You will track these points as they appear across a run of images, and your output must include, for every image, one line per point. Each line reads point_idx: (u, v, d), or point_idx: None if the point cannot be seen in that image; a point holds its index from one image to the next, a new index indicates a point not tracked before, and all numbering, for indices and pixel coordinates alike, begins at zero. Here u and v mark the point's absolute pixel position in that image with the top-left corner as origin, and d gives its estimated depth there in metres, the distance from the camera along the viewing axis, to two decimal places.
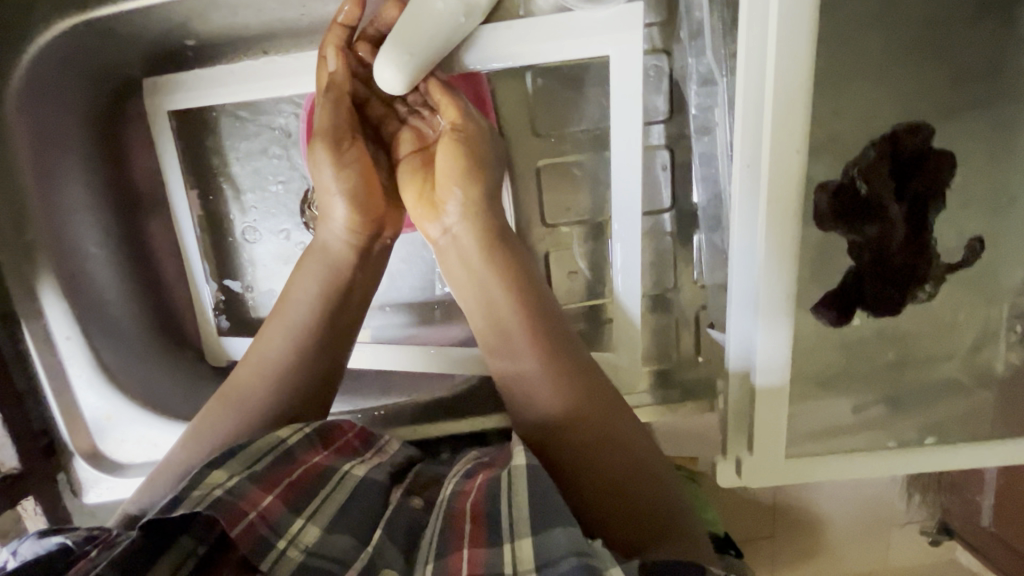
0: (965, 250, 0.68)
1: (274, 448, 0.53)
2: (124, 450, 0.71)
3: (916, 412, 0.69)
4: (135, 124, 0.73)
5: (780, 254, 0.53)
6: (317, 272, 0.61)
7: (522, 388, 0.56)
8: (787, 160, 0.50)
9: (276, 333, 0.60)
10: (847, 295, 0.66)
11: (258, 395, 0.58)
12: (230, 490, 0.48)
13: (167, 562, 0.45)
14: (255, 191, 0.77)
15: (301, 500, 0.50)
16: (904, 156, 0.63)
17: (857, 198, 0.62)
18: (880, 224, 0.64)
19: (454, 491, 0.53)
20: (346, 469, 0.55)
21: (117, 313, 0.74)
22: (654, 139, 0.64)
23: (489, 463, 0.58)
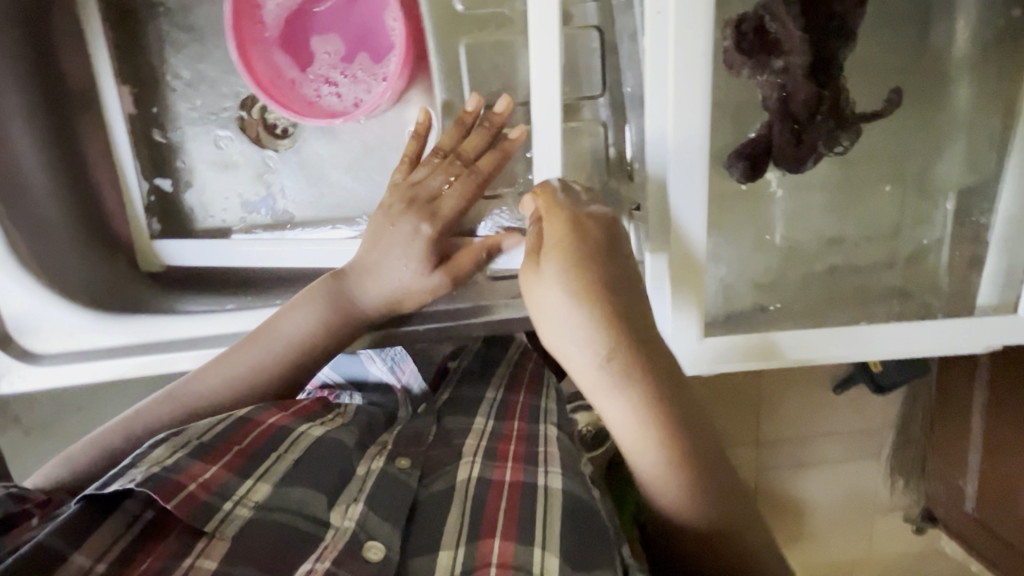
0: (882, 102, 0.62)
1: (225, 421, 0.59)
2: (43, 341, 0.69)
3: (858, 315, 0.67)
4: (65, 13, 0.72)
5: (692, 110, 0.51)
6: (321, 300, 0.66)
7: (626, 459, 0.53)
8: (694, 6, 0.48)
9: (269, 341, 0.66)
10: (765, 149, 0.56)
11: (244, 373, 0.65)
12: (170, 467, 0.52)
13: (113, 524, 0.49)
14: (186, 86, 0.76)
15: (249, 463, 0.55)
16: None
17: (763, 32, 0.52)
18: (789, 58, 0.53)
19: (478, 480, 0.58)
20: (301, 429, 0.61)
21: (40, 206, 0.72)
22: (584, 18, 0.63)
23: (501, 445, 0.64)
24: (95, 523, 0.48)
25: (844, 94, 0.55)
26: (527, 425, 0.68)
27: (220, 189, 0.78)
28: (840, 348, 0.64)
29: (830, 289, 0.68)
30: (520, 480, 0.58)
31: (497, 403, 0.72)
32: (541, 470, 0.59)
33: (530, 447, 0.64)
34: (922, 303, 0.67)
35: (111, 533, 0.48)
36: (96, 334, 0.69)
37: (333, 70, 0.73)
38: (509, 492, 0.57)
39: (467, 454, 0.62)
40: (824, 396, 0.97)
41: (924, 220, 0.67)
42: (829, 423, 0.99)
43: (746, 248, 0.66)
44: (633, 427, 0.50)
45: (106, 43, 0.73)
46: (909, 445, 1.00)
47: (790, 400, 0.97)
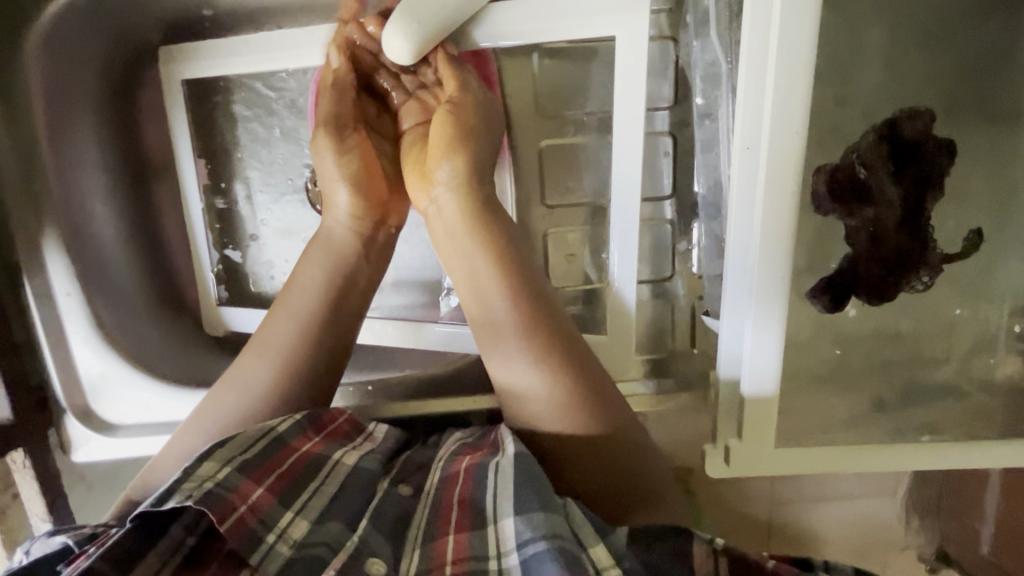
0: (961, 239, 0.65)
1: (266, 438, 0.54)
2: (117, 410, 0.71)
3: (912, 410, 0.68)
4: (149, 93, 0.74)
5: (776, 235, 0.52)
6: (320, 261, 0.62)
7: (520, 393, 0.58)
8: (786, 142, 0.49)
9: (287, 309, 0.61)
10: (845, 280, 0.60)
11: (261, 377, 0.60)
12: (221, 484, 0.49)
13: (157, 553, 0.47)
14: (258, 163, 0.77)
15: (290, 493, 0.52)
16: (905, 141, 0.58)
17: (855, 181, 0.57)
18: (877, 205, 0.58)
19: (441, 479, 0.57)
20: (336, 458, 0.56)
21: (118, 278, 0.74)
22: (658, 125, 0.65)
23: (469, 448, 0.61)
24: (144, 546, 0.47)
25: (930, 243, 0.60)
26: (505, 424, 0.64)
27: (284, 256, 0.79)
28: (906, 454, 0.64)
29: (887, 385, 0.69)
30: (475, 462, 0.57)
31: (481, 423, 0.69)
32: (501, 454, 0.57)
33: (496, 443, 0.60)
34: (978, 404, 0.68)
35: (155, 563, 0.47)
36: (170, 407, 0.72)
37: None
38: (465, 475, 0.56)
39: (439, 458, 0.61)
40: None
41: (979, 321, 0.69)
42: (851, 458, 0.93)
43: (805, 346, 0.67)
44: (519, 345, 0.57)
45: (185, 120, 0.74)
46: (925, 486, 0.94)
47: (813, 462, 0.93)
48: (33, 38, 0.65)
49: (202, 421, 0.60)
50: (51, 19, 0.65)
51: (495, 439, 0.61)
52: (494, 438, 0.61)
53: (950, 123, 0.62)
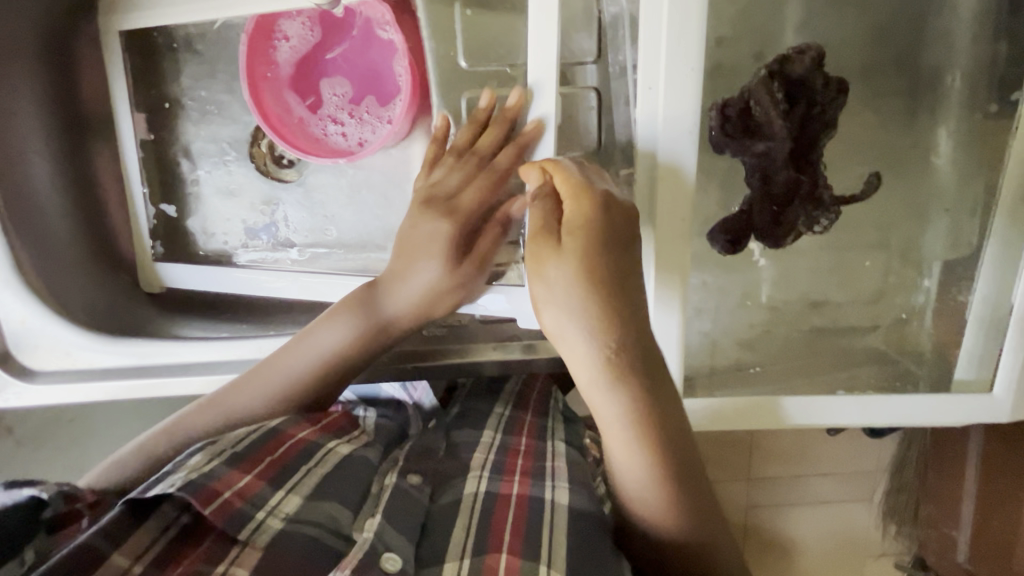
0: (862, 183, 0.63)
1: (258, 431, 0.59)
2: (38, 358, 0.70)
3: (837, 375, 0.68)
4: (89, 44, 0.76)
5: (677, 182, 0.52)
6: (356, 313, 0.64)
7: (615, 470, 0.52)
8: (682, 80, 0.49)
9: (305, 354, 0.64)
10: (744, 224, 0.56)
11: (278, 384, 0.64)
12: (206, 473, 0.52)
13: (149, 528, 0.49)
14: (199, 116, 0.78)
15: (279, 476, 0.55)
16: (795, 77, 0.54)
17: (745, 116, 0.53)
18: (767, 142, 0.53)
19: (486, 494, 0.58)
20: (327, 447, 0.60)
21: (49, 224, 0.73)
22: (585, 80, 0.64)
23: (509, 461, 0.63)
24: (134, 523, 0.48)
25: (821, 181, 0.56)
26: (535, 441, 0.68)
27: (228, 215, 0.80)
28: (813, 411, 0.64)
29: (813, 349, 0.69)
30: (527, 493, 0.58)
31: (505, 419, 0.72)
32: (550, 484, 0.60)
33: (537, 463, 0.64)
34: (903, 370, 0.68)
35: (146, 539, 0.48)
36: (93, 355, 0.71)
37: (341, 110, 0.74)
38: (517, 503, 0.57)
39: (474, 468, 0.62)
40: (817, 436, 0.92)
41: (908, 287, 0.68)
42: (822, 457, 0.93)
43: (732, 308, 0.67)
44: (618, 428, 0.50)
45: (123, 71, 0.76)
46: (902, 492, 0.92)
47: (778, 445, 0.92)
48: None
49: (205, 414, 0.62)
50: None
51: (532, 458, 0.64)
52: (531, 453, 0.65)
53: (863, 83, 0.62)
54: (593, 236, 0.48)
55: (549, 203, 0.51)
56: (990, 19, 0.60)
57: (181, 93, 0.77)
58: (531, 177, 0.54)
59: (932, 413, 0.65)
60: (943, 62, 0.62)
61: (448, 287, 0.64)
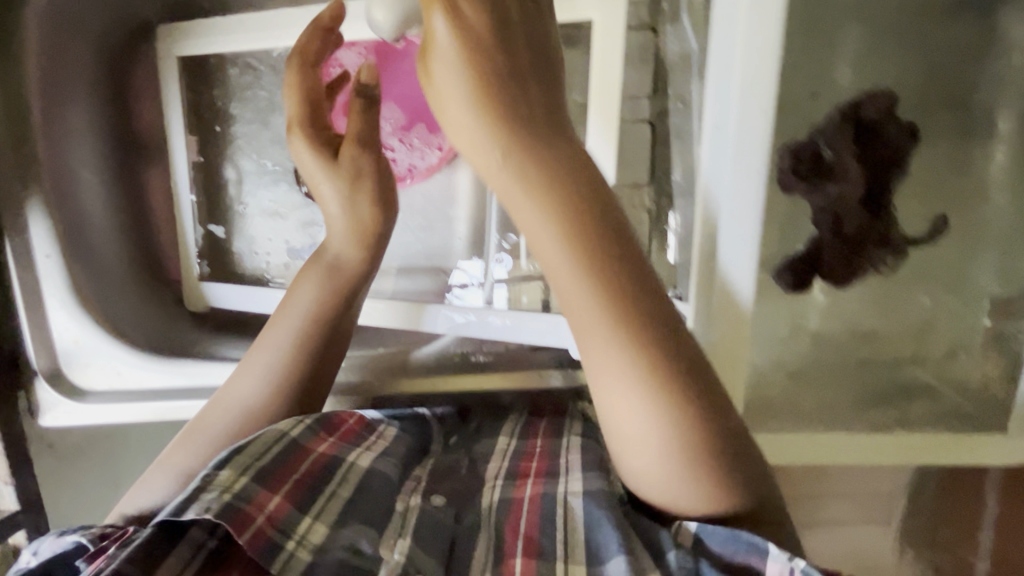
0: (928, 225, 0.64)
1: (279, 441, 0.56)
2: (89, 377, 0.71)
3: (887, 409, 0.67)
4: (145, 67, 0.76)
5: (742, 214, 0.51)
6: (314, 275, 0.63)
7: (630, 424, 0.41)
8: (754, 115, 0.48)
9: (282, 325, 0.62)
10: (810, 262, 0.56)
11: (268, 359, 0.61)
12: (239, 493, 0.49)
13: (179, 554, 0.47)
14: (247, 137, 0.77)
15: (307, 498, 0.53)
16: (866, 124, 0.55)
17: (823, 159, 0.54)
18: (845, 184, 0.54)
19: (500, 502, 0.56)
20: (351, 460, 0.58)
21: (99, 244, 0.74)
22: (638, 113, 0.65)
23: (524, 463, 0.62)
24: (165, 549, 0.46)
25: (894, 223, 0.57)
26: (550, 441, 0.65)
27: (271, 233, 0.78)
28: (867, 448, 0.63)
29: (860, 381, 0.69)
30: (541, 492, 0.56)
31: (520, 425, 0.70)
32: (564, 479, 0.57)
33: (553, 460, 0.61)
34: (958, 404, 0.67)
35: (181, 562, 0.47)
36: (142, 376, 0.72)
37: (390, 136, 0.76)
38: (530, 502, 0.55)
39: (490, 478, 0.60)
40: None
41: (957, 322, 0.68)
42: None
43: (779, 338, 0.67)
44: (574, 284, 0.40)
45: (177, 94, 0.76)
46: None
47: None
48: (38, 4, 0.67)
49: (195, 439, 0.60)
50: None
51: (549, 459, 0.61)
52: (547, 453, 0.62)
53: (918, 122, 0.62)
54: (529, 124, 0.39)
55: None
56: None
57: (230, 115, 0.76)
58: (438, 20, 0.39)
59: (998, 452, 0.62)
60: (996, 103, 0.62)
61: (351, 192, 0.64)
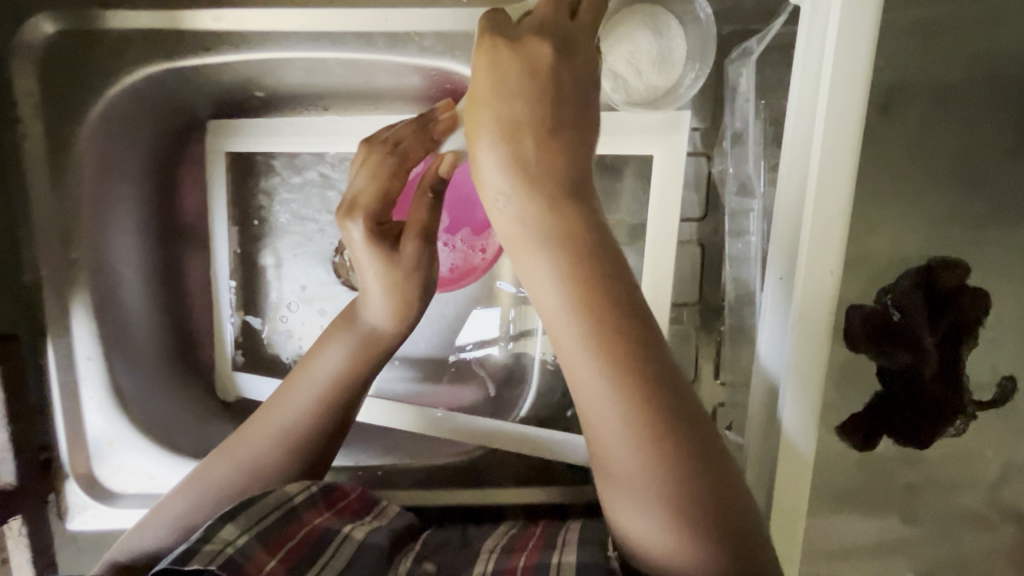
0: (994, 388, 0.60)
1: (280, 506, 0.55)
2: (121, 479, 0.69)
3: (938, 542, 0.65)
4: (192, 163, 0.73)
5: (808, 368, 0.52)
6: (344, 335, 0.60)
7: (625, 515, 0.42)
8: (823, 281, 0.51)
9: (307, 383, 0.59)
10: (877, 421, 0.58)
11: (295, 415, 0.59)
12: (240, 550, 0.49)
13: None
14: (292, 231, 0.76)
15: (303, 565, 0.51)
16: (942, 291, 0.54)
17: (891, 326, 0.54)
18: (915, 354, 0.54)
19: (495, 571, 0.54)
20: (346, 532, 0.56)
21: (140, 340, 0.73)
22: (685, 234, 0.66)
23: (519, 543, 0.60)
24: None
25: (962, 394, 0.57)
26: (550, 526, 0.64)
27: (305, 323, 0.76)
28: None
29: (920, 518, 0.65)
30: (534, 562, 0.54)
31: (518, 524, 0.69)
32: (559, 551, 0.56)
33: (550, 539, 0.60)
34: (1012, 542, 0.64)
35: None
36: (175, 480, 0.69)
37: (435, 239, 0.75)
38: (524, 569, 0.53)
39: (484, 550, 0.59)
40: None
41: None
42: None
43: (840, 469, 0.64)
44: (593, 377, 0.41)
45: (223, 190, 0.73)
46: None
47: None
48: (93, 113, 0.67)
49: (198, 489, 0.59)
50: (111, 98, 0.67)
51: (545, 538, 0.60)
52: (545, 534, 0.61)
53: (989, 259, 0.58)
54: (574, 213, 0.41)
55: (512, 72, 0.42)
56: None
57: (272, 205, 0.74)
58: (485, 137, 0.43)
59: None
60: None
61: (401, 276, 0.59)
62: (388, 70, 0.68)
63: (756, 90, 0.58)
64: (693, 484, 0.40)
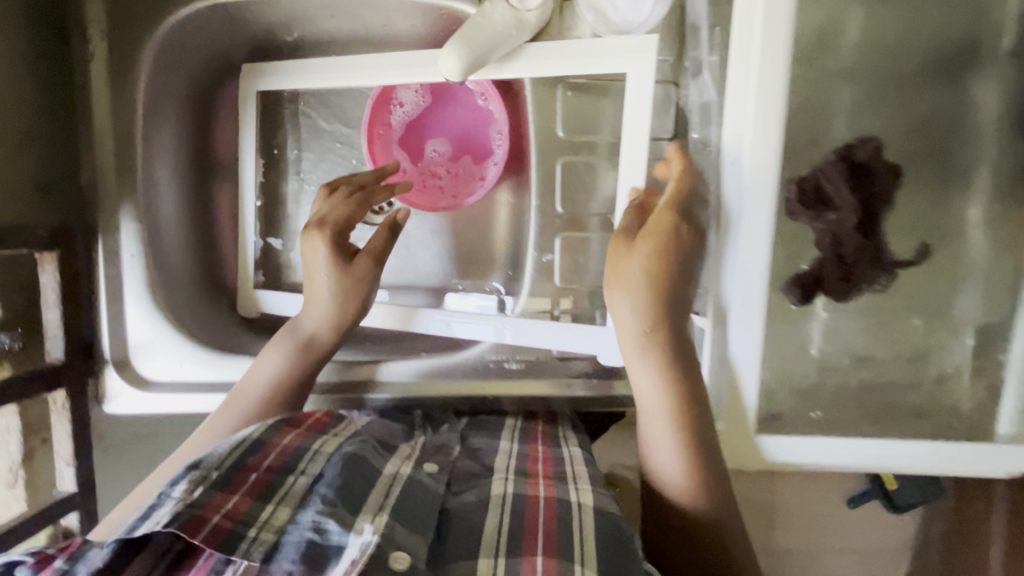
0: (913, 252, 0.73)
1: (241, 445, 0.64)
2: (154, 368, 0.76)
3: (885, 427, 0.74)
4: (227, 100, 0.84)
5: (756, 241, 0.64)
6: (285, 340, 0.75)
7: (646, 429, 0.65)
8: (765, 167, 0.63)
9: (256, 383, 0.73)
10: (814, 278, 0.71)
11: (249, 404, 0.72)
12: (195, 501, 0.58)
13: (143, 559, 0.56)
14: (314, 159, 0.86)
15: (265, 491, 0.61)
16: (858, 166, 0.70)
17: (819, 190, 0.68)
18: (837, 212, 0.69)
19: (516, 496, 0.64)
20: (313, 449, 0.67)
21: (174, 251, 0.80)
22: (659, 153, 0.75)
23: (529, 466, 0.70)
24: (129, 558, 0.55)
25: (883, 248, 0.72)
26: (550, 447, 0.75)
27: None
28: (861, 456, 0.71)
29: (863, 404, 0.75)
30: (553, 496, 0.64)
31: (519, 429, 0.79)
32: (570, 486, 0.66)
33: (556, 467, 0.70)
34: (944, 425, 0.74)
35: (144, 565, 0.55)
36: (202, 369, 0.77)
37: (439, 167, 0.86)
38: (546, 502, 0.63)
39: (497, 471, 0.69)
40: (828, 494, 0.96)
41: (945, 349, 0.76)
42: (850, 531, 0.96)
43: (785, 356, 0.74)
44: (634, 339, 0.64)
45: (252, 123, 0.83)
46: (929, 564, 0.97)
47: (796, 504, 0.96)
48: (151, 41, 0.76)
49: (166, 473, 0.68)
50: (168, 28, 0.76)
51: (550, 462, 0.71)
52: (546, 458, 0.72)
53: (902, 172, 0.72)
54: (673, 274, 0.62)
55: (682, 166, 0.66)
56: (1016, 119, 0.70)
57: (299, 136, 0.85)
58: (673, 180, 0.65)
59: (973, 466, 0.71)
60: (975, 156, 0.72)
61: (346, 288, 0.74)
62: (402, 12, 0.78)
63: (711, 20, 0.69)
64: (695, 439, 0.63)
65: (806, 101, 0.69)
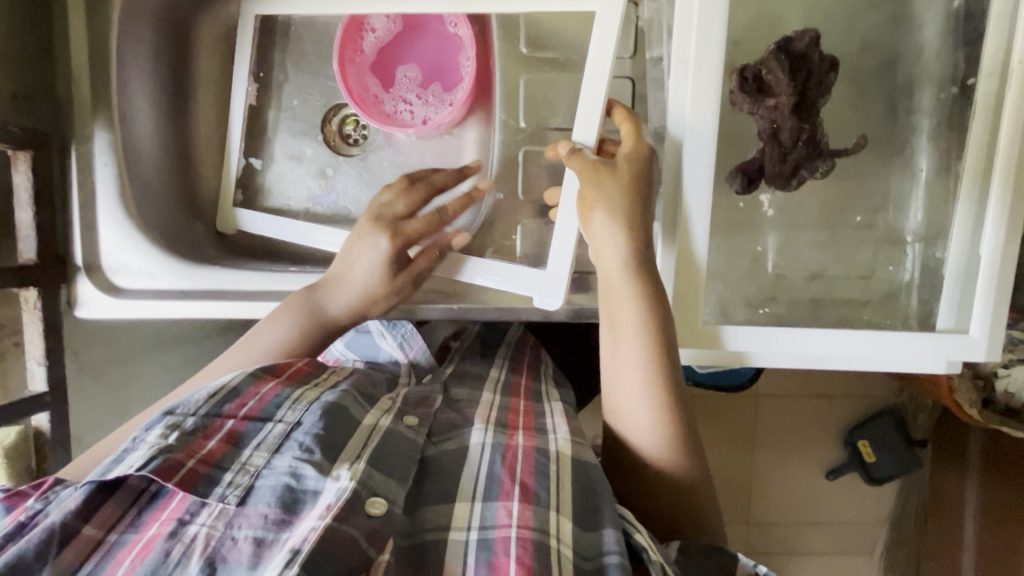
0: (851, 143, 0.76)
1: (219, 392, 0.59)
2: (126, 276, 0.78)
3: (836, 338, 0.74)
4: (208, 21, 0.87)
5: (700, 133, 0.68)
6: (298, 307, 0.71)
7: (616, 391, 0.64)
8: (709, 61, 0.67)
9: (253, 345, 0.69)
10: (757, 167, 0.74)
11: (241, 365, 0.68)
12: (171, 444, 0.54)
13: (119, 500, 0.52)
14: (291, 81, 0.88)
15: (242, 440, 0.57)
16: (797, 57, 0.72)
17: (758, 80, 0.71)
18: (775, 99, 0.71)
19: (492, 446, 0.60)
20: (293, 395, 0.61)
21: (147, 165, 0.82)
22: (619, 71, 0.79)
23: (510, 417, 0.66)
24: (103, 499, 0.52)
25: (818, 132, 0.73)
26: (532, 402, 0.71)
27: (294, 179, 0.87)
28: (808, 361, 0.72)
29: (814, 315, 0.76)
30: (532, 445, 0.60)
31: (502, 382, 0.75)
32: (551, 437, 0.63)
33: (537, 420, 0.67)
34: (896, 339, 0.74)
35: (118, 508, 0.52)
36: (174, 278, 0.78)
37: (411, 92, 0.88)
38: (524, 453, 0.59)
39: (478, 420, 0.64)
40: (759, 413, 1.10)
41: (892, 263, 0.77)
42: (785, 446, 1.11)
43: (737, 265, 0.77)
44: (611, 275, 0.65)
45: (250, 44, 0.86)
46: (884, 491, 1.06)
47: (733, 425, 1.10)
48: None
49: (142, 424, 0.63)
50: None
51: (532, 416, 0.67)
52: (530, 410, 0.68)
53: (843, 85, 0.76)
54: (638, 209, 0.67)
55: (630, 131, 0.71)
56: (954, 29, 0.72)
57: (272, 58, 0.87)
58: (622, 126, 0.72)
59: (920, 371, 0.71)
60: (918, 69, 0.75)
61: (384, 289, 0.74)
62: None
63: None
64: (671, 379, 0.63)
65: (754, 15, 0.73)
